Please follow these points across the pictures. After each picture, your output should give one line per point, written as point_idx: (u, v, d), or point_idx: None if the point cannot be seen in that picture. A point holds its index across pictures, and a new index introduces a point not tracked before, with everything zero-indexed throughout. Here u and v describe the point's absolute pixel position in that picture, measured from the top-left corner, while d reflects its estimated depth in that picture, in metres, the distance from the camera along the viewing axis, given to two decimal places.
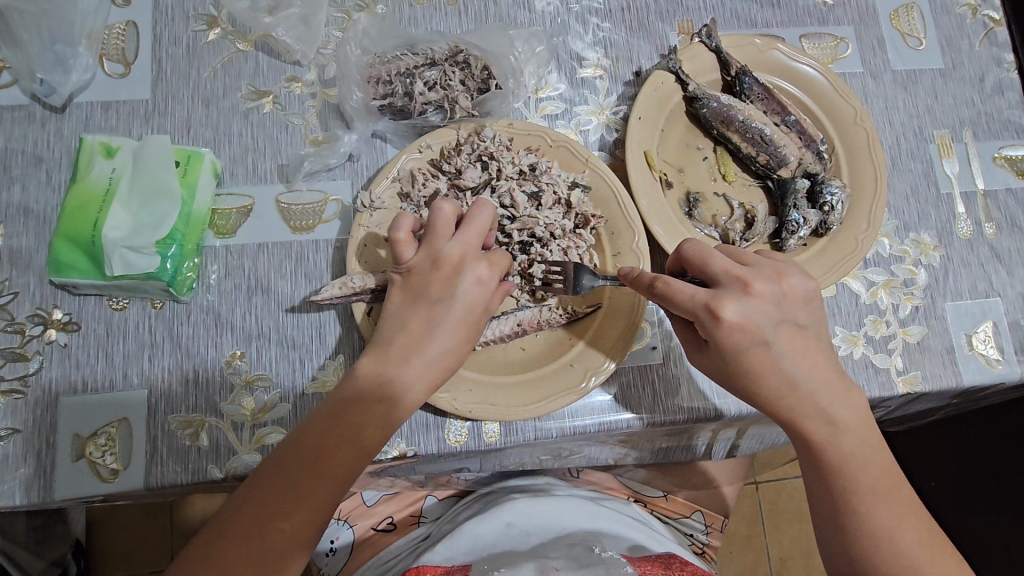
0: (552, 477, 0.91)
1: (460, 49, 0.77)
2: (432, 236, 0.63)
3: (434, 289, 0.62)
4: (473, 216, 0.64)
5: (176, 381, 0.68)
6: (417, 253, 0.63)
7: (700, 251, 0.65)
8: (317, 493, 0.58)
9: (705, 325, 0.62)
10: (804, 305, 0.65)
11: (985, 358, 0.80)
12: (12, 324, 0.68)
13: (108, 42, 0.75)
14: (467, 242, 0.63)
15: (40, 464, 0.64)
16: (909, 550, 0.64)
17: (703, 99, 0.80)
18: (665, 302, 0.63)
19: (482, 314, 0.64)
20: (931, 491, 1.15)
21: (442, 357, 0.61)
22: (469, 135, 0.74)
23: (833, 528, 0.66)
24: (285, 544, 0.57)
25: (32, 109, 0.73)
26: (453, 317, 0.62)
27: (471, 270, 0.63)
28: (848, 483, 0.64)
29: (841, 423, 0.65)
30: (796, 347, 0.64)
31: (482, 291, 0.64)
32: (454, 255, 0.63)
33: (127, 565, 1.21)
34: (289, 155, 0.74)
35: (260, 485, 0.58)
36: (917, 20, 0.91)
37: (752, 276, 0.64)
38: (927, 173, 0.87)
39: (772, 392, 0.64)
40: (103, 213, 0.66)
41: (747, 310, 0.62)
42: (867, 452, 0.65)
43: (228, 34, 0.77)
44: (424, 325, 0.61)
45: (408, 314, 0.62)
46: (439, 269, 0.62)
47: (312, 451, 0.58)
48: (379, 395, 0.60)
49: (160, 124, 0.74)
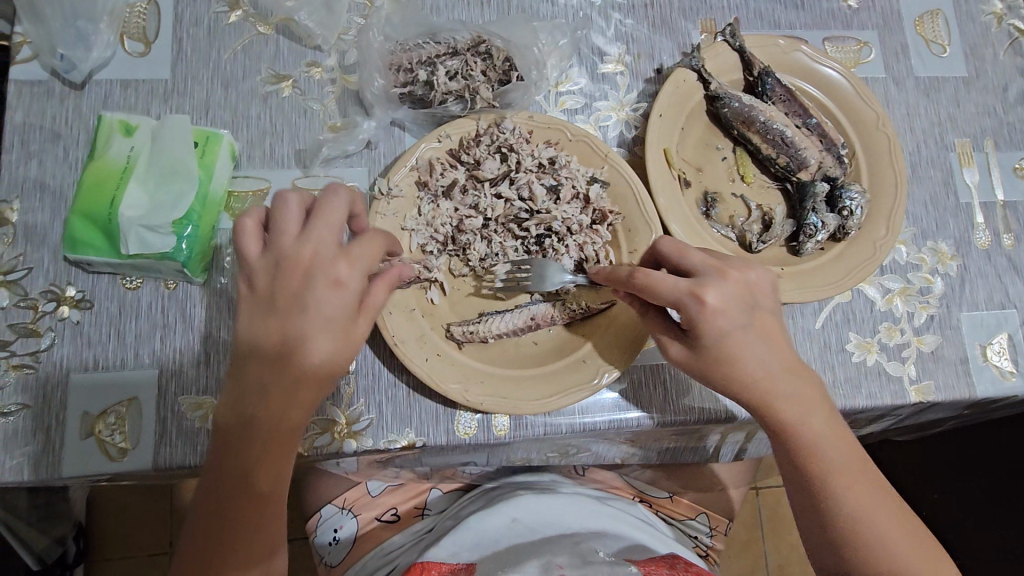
0: (557, 474, 0.91)
1: (482, 39, 0.76)
2: (275, 237, 0.55)
3: (283, 299, 0.55)
4: (321, 208, 0.56)
5: (187, 362, 0.67)
6: (261, 257, 0.56)
7: (675, 243, 0.65)
8: (254, 521, 0.58)
9: (689, 311, 0.61)
10: (774, 291, 0.66)
11: (998, 370, 0.79)
12: (26, 299, 0.67)
13: (128, 21, 0.74)
14: (317, 238, 0.55)
15: (48, 441, 0.64)
16: (886, 530, 0.63)
17: (724, 99, 0.79)
18: (645, 292, 0.62)
19: (356, 318, 0.56)
20: (933, 503, 1.14)
21: (312, 372, 0.55)
22: (488, 126, 0.73)
23: (806, 507, 0.66)
24: (242, 561, 0.58)
25: (50, 85, 0.72)
26: (313, 326, 0.54)
27: (322, 271, 0.54)
28: (818, 461, 0.64)
29: (807, 401, 0.65)
30: (766, 333, 0.64)
31: (340, 293, 0.55)
32: (301, 256, 0.55)
33: (125, 545, 1.22)
34: (307, 140, 0.74)
35: (217, 529, 0.57)
36: (942, 27, 0.90)
37: (725, 264, 0.64)
38: (947, 181, 0.86)
39: (744, 374, 0.63)
40: (120, 190, 0.66)
41: (725, 294, 0.62)
42: (833, 430, 0.65)
43: (249, 16, 0.76)
44: (267, 351, 0.55)
45: (259, 337, 0.55)
46: (290, 273, 0.55)
47: (226, 480, 0.57)
48: (260, 419, 0.56)
49: (179, 104, 0.74)
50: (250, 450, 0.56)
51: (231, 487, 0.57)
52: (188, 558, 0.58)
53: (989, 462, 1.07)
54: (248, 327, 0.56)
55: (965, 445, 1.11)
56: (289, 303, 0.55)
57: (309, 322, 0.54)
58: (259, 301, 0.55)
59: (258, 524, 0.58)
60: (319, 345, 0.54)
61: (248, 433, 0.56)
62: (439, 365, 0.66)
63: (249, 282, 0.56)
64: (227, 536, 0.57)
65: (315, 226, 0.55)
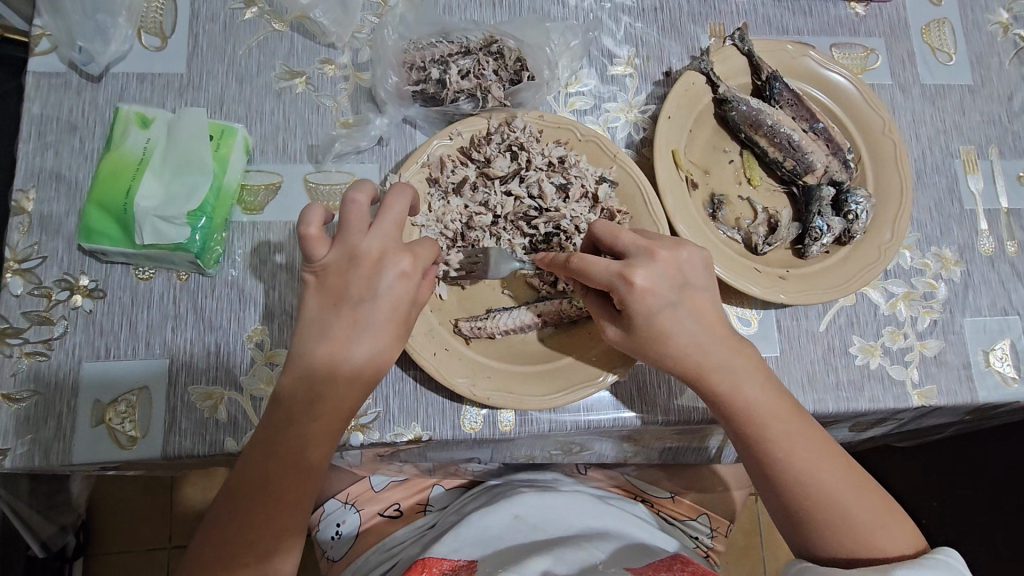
0: (560, 472, 0.92)
1: (494, 39, 0.77)
2: (346, 232, 0.61)
3: (354, 289, 0.61)
4: (389, 205, 0.62)
5: (197, 352, 0.68)
6: (331, 251, 0.61)
7: (608, 227, 0.66)
8: (284, 496, 0.60)
9: (620, 294, 0.63)
10: (706, 269, 0.67)
11: (1001, 376, 0.79)
12: (40, 288, 0.68)
13: (146, 16, 0.75)
14: (386, 234, 0.62)
15: (59, 428, 0.64)
16: (837, 488, 0.65)
17: (732, 101, 0.79)
18: (579, 276, 0.64)
19: (411, 309, 0.63)
20: (932, 511, 1.12)
21: (371, 357, 0.61)
22: (499, 124, 0.74)
23: (764, 479, 0.67)
24: (265, 535, 0.60)
25: (68, 77, 0.73)
26: (378, 314, 0.61)
27: (392, 264, 0.61)
28: (764, 432, 0.65)
29: (739, 370, 0.66)
30: (698, 310, 0.66)
31: (406, 284, 0.62)
32: (372, 250, 0.61)
33: (126, 539, 1.23)
34: (319, 136, 0.75)
35: (245, 499, 0.60)
36: (948, 35, 0.91)
37: (655, 243, 0.65)
38: (952, 188, 0.87)
39: (684, 351, 0.65)
40: (136, 181, 0.67)
41: (653, 274, 0.63)
42: (773, 398, 0.66)
43: (264, 13, 0.77)
44: (335, 337, 0.61)
45: (326, 323, 0.61)
46: (359, 266, 0.61)
47: (260, 452, 0.60)
48: (316, 396, 0.61)
49: (194, 98, 0.75)
50: (299, 425, 0.60)
51: (267, 460, 0.60)
52: (214, 534, 0.60)
53: (997, 470, 1.08)
54: (317, 315, 0.62)
55: (971, 453, 1.11)
56: (359, 293, 0.61)
57: (377, 310, 0.61)
58: (326, 288, 0.62)
59: (287, 501, 0.60)
60: (380, 331, 0.61)
61: (295, 410, 0.61)
62: (447, 359, 0.66)
63: (319, 271, 0.62)
64: (252, 508, 0.60)
65: (384, 224, 0.62)
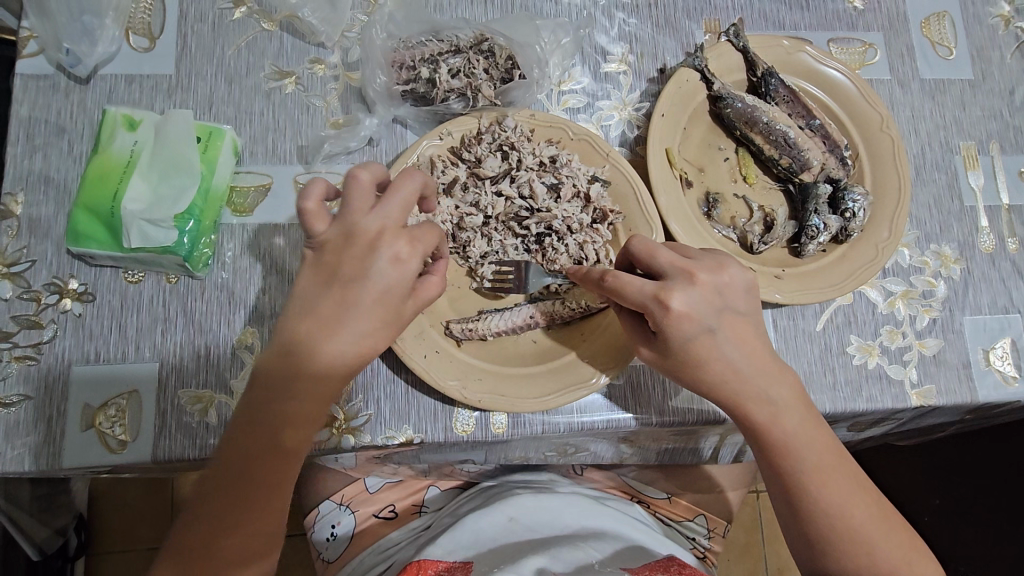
0: (555, 473, 0.91)
1: (485, 38, 0.77)
2: (347, 209, 0.59)
3: (348, 268, 0.59)
4: (395, 186, 0.60)
5: (187, 355, 0.68)
6: (330, 227, 0.60)
7: (646, 245, 0.64)
8: (272, 502, 0.61)
9: (655, 316, 0.62)
10: (746, 292, 0.66)
11: (1001, 375, 0.78)
12: (29, 292, 0.68)
13: (134, 16, 0.75)
14: (387, 216, 0.59)
15: (48, 432, 0.64)
16: (862, 525, 0.64)
17: (727, 99, 0.79)
18: (613, 295, 0.63)
19: (404, 299, 0.60)
20: (933, 509, 1.13)
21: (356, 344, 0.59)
22: (490, 123, 0.73)
23: (787, 507, 0.67)
24: (245, 544, 0.61)
25: (56, 79, 0.73)
26: (368, 298, 0.59)
27: (387, 247, 0.59)
28: (793, 463, 0.65)
29: (779, 403, 0.65)
30: (736, 333, 0.65)
31: (399, 270, 0.59)
32: (372, 229, 0.59)
33: (127, 539, 1.23)
34: (309, 137, 0.74)
35: (232, 511, 0.60)
36: (948, 29, 0.90)
37: (696, 266, 0.63)
38: (952, 184, 0.86)
39: (715, 378, 0.64)
40: (123, 184, 0.67)
41: (691, 299, 0.62)
42: (807, 429, 0.65)
43: (253, 13, 0.76)
44: (325, 320, 0.59)
45: (315, 305, 0.60)
46: (354, 244, 0.59)
47: (245, 462, 0.59)
48: (297, 400, 0.60)
49: (183, 99, 0.74)
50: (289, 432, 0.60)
51: (263, 478, 0.60)
52: (189, 537, 0.60)
53: (998, 469, 1.05)
54: (309, 301, 0.60)
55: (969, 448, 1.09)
56: (351, 274, 0.59)
57: (368, 294, 0.59)
58: (323, 266, 0.60)
59: (272, 508, 0.62)
60: (362, 320, 0.59)
61: (274, 418, 0.60)
62: (439, 362, 0.66)
63: (320, 247, 0.60)
64: (243, 519, 0.60)
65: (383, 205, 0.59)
